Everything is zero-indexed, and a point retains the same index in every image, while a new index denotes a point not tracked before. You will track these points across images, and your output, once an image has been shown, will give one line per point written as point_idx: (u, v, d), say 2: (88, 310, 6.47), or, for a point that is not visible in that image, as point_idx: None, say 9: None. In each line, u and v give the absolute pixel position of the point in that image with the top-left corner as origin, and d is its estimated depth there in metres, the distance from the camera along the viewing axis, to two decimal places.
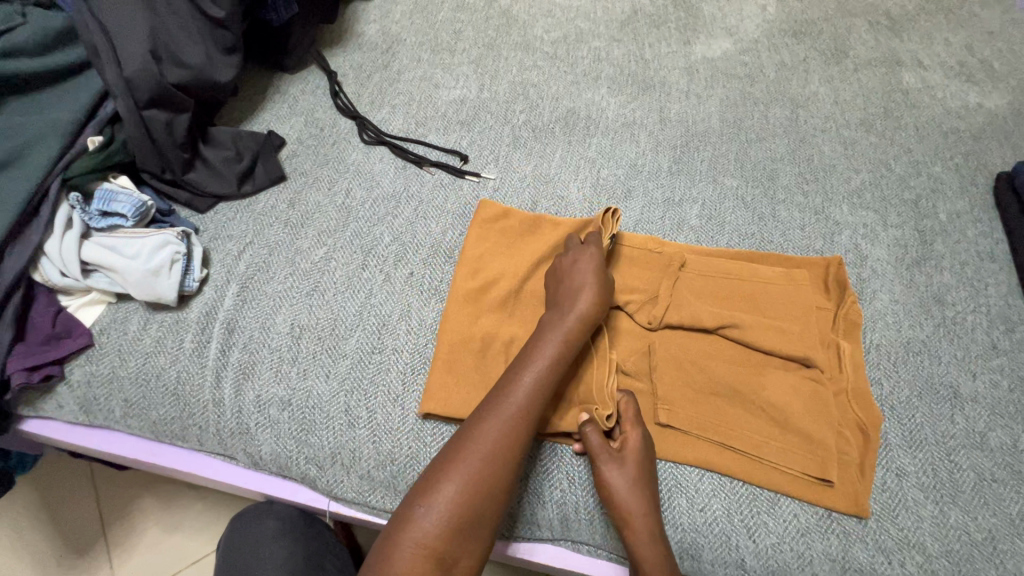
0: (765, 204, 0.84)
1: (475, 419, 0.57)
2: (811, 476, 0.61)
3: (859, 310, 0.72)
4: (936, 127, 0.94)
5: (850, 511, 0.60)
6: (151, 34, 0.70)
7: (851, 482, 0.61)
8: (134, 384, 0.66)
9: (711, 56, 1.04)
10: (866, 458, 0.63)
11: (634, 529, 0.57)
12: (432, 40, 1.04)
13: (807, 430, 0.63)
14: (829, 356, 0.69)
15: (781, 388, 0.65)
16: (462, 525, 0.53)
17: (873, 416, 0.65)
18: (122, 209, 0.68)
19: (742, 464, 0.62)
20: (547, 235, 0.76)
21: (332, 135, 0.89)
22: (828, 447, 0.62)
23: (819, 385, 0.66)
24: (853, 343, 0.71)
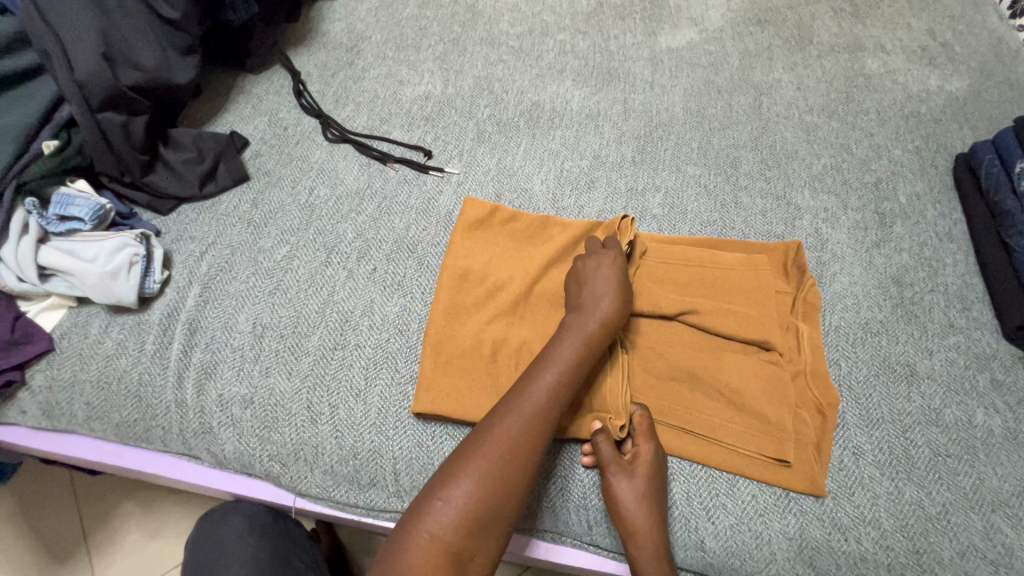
0: (727, 191, 0.85)
1: (495, 417, 0.56)
2: (768, 458, 0.62)
3: (816, 294, 0.73)
4: (898, 110, 0.95)
5: (807, 491, 0.61)
6: (103, 37, 0.70)
7: (808, 462, 0.62)
8: (96, 387, 0.66)
9: (675, 46, 1.05)
10: (822, 438, 0.64)
11: (638, 540, 0.57)
12: (397, 37, 1.04)
13: (763, 411, 0.64)
14: (788, 340, 0.70)
15: (740, 372, 0.66)
16: (485, 520, 0.52)
17: (830, 396, 0.66)
18: (78, 212, 0.68)
19: (700, 448, 0.63)
20: (558, 236, 0.75)
21: (296, 134, 0.89)
22: (785, 428, 0.63)
23: (777, 367, 0.67)
24: (812, 325, 0.72)
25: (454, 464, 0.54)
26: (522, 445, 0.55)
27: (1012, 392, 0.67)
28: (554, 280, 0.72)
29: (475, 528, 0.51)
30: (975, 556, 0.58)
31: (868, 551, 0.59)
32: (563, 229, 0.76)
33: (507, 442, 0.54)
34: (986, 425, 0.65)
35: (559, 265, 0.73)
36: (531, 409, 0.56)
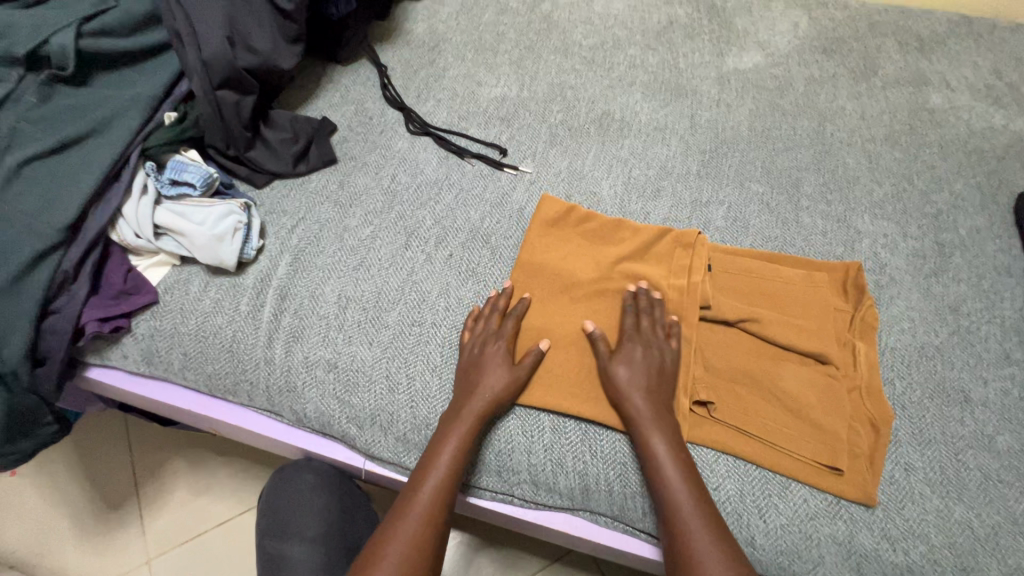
0: (789, 210, 0.87)
1: (442, 435, 0.63)
2: (821, 464, 0.64)
3: (875, 314, 0.76)
4: (961, 145, 0.97)
5: (859, 500, 0.63)
6: (228, 22, 0.76)
7: (861, 472, 0.64)
8: (193, 340, 0.72)
9: (742, 68, 1.08)
10: (875, 452, 0.66)
11: (649, 437, 0.62)
12: (475, 40, 1.09)
13: (819, 420, 0.66)
14: (845, 355, 0.72)
15: (798, 381, 0.69)
16: (444, 514, 0.60)
17: (885, 413, 0.68)
18: (191, 178, 0.74)
19: (755, 449, 0.65)
20: (628, 240, 0.79)
21: (380, 124, 0.94)
22: (840, 438, 0.65)
23: (833, 380, 0.69)
24: (869, 344, 0.74)
25: (415, 473, 0.62)
26: (466, 451, 0.63)
27: None
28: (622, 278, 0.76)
29: (435, 527, 0.59)
30: None
31: (915, 564, 0.61)
32: (634, 234, 0.80)
33: (449, 456, 0.62)
34: None
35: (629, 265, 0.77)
36: (462, 422, 0.63)
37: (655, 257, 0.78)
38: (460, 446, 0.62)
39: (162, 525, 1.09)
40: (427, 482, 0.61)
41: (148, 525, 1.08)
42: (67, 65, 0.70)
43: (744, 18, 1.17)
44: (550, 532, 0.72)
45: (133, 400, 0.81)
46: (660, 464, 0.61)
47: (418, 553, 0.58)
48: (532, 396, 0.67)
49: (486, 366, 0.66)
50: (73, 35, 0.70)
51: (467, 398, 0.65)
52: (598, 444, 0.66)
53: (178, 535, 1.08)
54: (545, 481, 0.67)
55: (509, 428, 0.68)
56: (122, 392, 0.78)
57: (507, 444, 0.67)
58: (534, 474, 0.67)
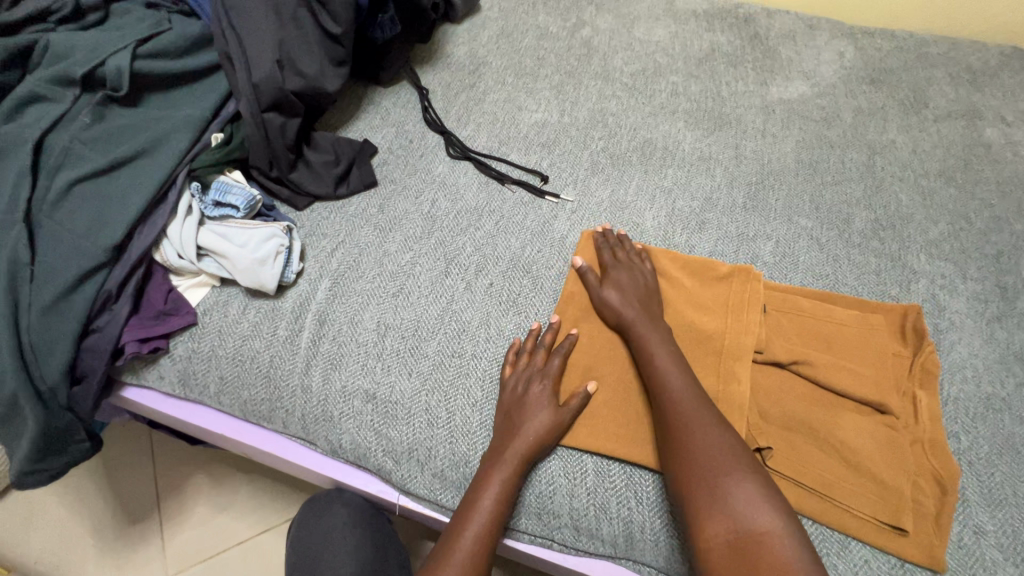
0: (840, 246, 0.84)
1: (485, 477, 0.61)
2: (884, 523, 0.61)
3: (936, 361, 0.72)
4: (1020, 183, 0.93)
5: (926, 565, 0.59)
6: (279, 46, 0.77)
7: (928, 533, 0.60)
8: (230, 363, 0.71)
9: (787, 98, 1.06)
10: (943, 511, 0.62)
11: (644, 339, 0.68)
12: (516, 65, 1.09)
13: (881, 474, 0.62)
14: (906, 405, 0.68)
15: (857, 430, 0.65)
16: (486, 563, 0.58)
17: (951, 469, 0.64)
18: (235, 200, 0.74)
19: (813, 503, 0.62)
20: (672, 274, 0.78)
21: (420, 148, 0.94)
22: (904, 495, 0.61)
23: (895, 432, 0.66)
24: (930, 393, 0.70)
25: (456, 518, 0.60)
26: (509, 496, 0.60)
27: None
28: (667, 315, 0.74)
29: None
30: None
31: None
32: (680, 271, 0.78)
33: (492, 499, 0.60)
34: None
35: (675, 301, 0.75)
36: (507, 465, 0.61)
37: (701, 294, 0.77)
38: (502, 488, 0.60)
39: (182, 544, 1.07)
40: (470, 523, 0.59)
41: (169, 542, 1.07)
42: (122, 85, 0.70)
43: (788, 47, 1.16)
44: None
45: (166, 421, 0.80)
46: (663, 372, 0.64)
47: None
48: (577, 438, 0.65)
49: (532, 407, 0.64)
50: (129, 56, 0.71)
51: (508, 436, 0.63)
52: (644, 490, 0.63)
53: (197, 554, 1.06)
54: (587, 527, 0.64)
55: (550, 469, 0.65)
56: (156, 413, 0.77)
57: (548, 487, 0.64)
58: (576, 519, 0.64)
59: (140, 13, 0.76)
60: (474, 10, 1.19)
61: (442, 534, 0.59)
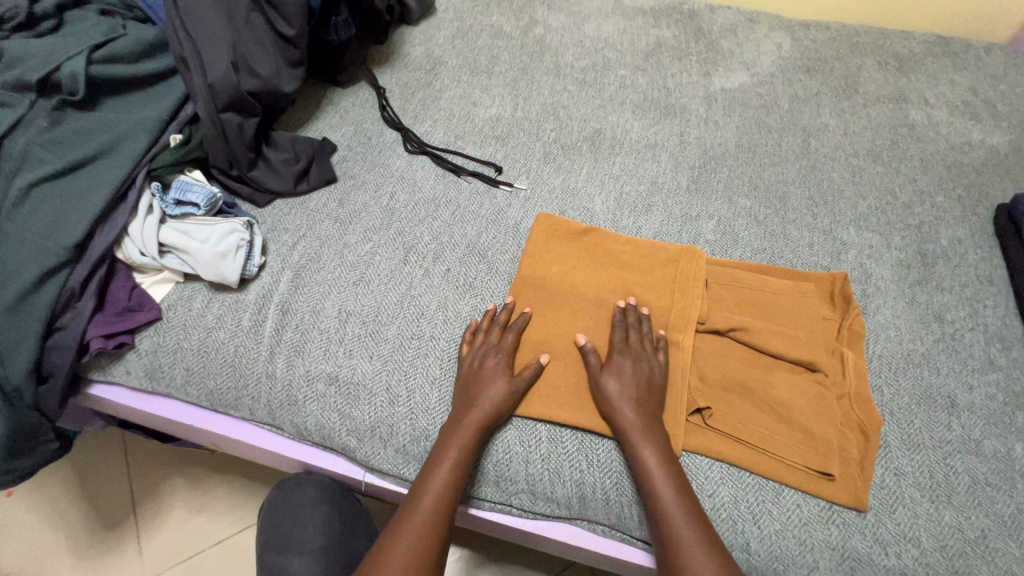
0: (776, 223, 0.90)
1: (444, 442, 0.65)
2: (812, 470, 0.66)
3: (862, 322, 0.78)
4: (941, 159, 1.01)
5: (850, 505, 0.64)
6: (232, 48, 0.79)
7: (851, 477, 0.66)
8: (196, 355, 0.73)
9: (729, 87, 1.12)
10: (866, 456, 0.67)
11: (622, 405, 0.66)
12: (471, 63, 1.13)
13: (809, 426, 0.68)
14: (833, 363, 0.74)
15: (788, 388, 0.70)
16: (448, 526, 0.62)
17: (874, 419, 0.70)
18: (196, 198, 0.76)
19: (748, 456, 0.67)
20: (628, 257, 0.82)
21: (379, 144, 0.97)
22: (830, 443, 0.67)
23: (823, 387, 0.71)
24: (857, 352, 0.76)
25: (415, 488, 0.63)
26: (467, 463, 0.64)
27: None
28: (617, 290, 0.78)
29: (435, 539, 0.60)
30: None
31: (908, 567, 0.62)
32: (629, 249, 0.83)
33: (449, 467, 0.63)
34: None
35: (624, 277, 0.79)
36: (465, 434, 0.64)
37: (651, 273, 0.80)
38: (458, 456, 0.64)
39: (159, 545, 1.08)
40: (428, 490, 0.62)
41: (146, 545, 1.08)
42: (78, 88, 0.73)
43: (730, 39, 1.22)
44: (549, 542, 0.72)
45: (135, 416, 0.82)
46: (640, 442, 0.64)
47: (420, 567, 0.58)
48: (531, 408, 0.69)
49: (485, 380, 0.67)
50: (84, 62, 0.73)
51: (464, 408, 0.66)
52: (594, 454, 0.68)
53: (176, 554, 1.07)
54: (544, 491, 0.68)
55: (506, 439, 0.69)
56: (125, 409, 0.79)
57: (505, 455, 0.68)
58: (532, 484, 0.68)
59: (93, 19, 0.78)
60: (429, 12, 1.23)
61: (402, 504, 0.62)
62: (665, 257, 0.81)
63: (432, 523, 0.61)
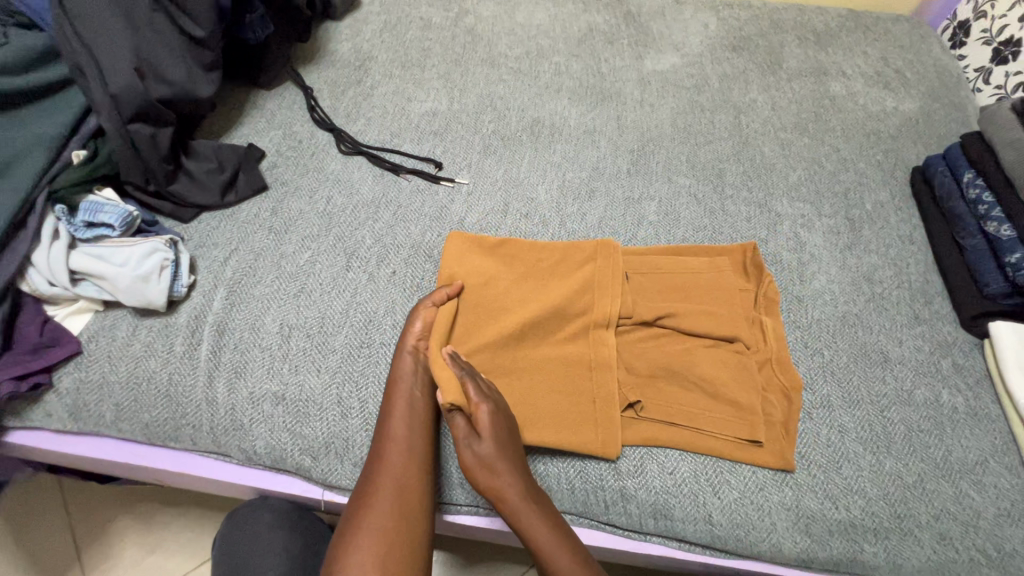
0: (715, 199, 0.92)
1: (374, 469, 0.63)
2: (742, 439, 0.68)
3: (775, 289, 0.81)
4: (860, 128, 1.06)
5: (780, 466, 0.67)
6: (135, 51, 0.73)
7: (778, 440, 0.68)
8: (125, 388, 0.68)
9: (661, 69, 1.14)
10: (789, 418, 0.70)
11: (486, 465, 0.62)
12: (402, 57, 1.10)
13: (736, 398, 0.70)
14: (754, 333, 0.77)
15: (712, 365, 0.72)
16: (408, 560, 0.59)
17: (794, 379, 0.73)
18: (108, 219, 0.70)
19: (683, 437, 0.68)
20: (544, 258, 0.80)
21: (311, 147, 0.93)
22: (754, 412, 0.69)
23: (745, 358, 0.74)
24: (774, 318, 0.79)
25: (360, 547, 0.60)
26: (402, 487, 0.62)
27: (972, 374, 0.76)
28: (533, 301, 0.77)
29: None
30: (948, 519, 0.65)
31: (857, 518, 0.65)
32: (544, 251, 0.81)
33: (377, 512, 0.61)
34: (951, 402, 0.73)
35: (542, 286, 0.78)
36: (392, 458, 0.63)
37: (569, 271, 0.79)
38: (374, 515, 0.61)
39: None
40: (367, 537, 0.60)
41: None
42: None
43: (659, 22, 1.24)
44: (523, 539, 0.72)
45: (64, 459, 0.76)
46: (518, 504, 0.61)
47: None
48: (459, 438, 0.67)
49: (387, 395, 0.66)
50: None
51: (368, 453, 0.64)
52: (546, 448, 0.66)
53: None
54: None
55: None
56: (51, 454, 0.72)
57: None
58: None
59: None
60: (354, 5, 1.18)
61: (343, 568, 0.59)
62: (582, 257, 0.79)
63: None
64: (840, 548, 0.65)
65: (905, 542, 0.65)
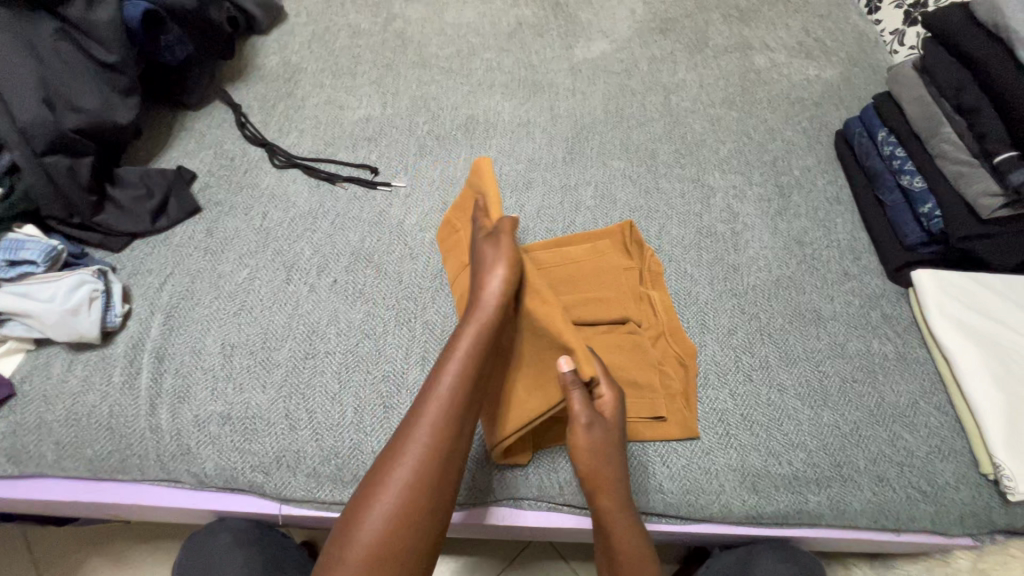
0: (650, 179, 0.95)
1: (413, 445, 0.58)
2: (647, 418, 0.70)
3: (657, 261, 0.83)
4: (785, 97, 1.10)
5: (685, 436, 0.69)
6: (42, 85, 0.72)
7: (680, 411, 0.71)
8: (64, 426, 0.66)
9: (591, 57, 1.16)
10: (687, 387, 0.73)
11: (584, 448, 0.63)
12: (332, 66, 1.09)
13: (634, 378, 0.71)
14: (643, 308, 0.78)
15: (607, 351, 0.73)
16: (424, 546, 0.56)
17: (687, 347, 0.75)
18: (31, 256, 0.69)
19: None
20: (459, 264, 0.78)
21: (243, 164, 0.92)
22: (652, 389, 0.71)
23: (638, 337, 0.75)
24: (661, 290, 0.81)
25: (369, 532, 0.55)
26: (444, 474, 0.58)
27: (899, 322, 0.80)
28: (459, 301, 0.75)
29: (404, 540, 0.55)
30: (884, 461, 0.69)
31: (799, 470, 0.68)
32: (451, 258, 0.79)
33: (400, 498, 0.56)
34: (881, 351, 0.77)
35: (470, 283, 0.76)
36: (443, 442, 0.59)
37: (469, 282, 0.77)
38: (427, 453, 0.58)
39: None
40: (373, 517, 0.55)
41: None
42: None
43: (587, 10, 1.26)
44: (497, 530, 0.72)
45: (12, 506, 0.74)
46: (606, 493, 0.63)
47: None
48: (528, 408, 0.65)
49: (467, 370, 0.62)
50: None
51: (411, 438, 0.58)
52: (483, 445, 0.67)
53: None
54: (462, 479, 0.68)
55: None
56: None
57: None
58: None
59: None
60: (280, 18, 1.17)
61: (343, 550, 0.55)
62: (467, 267, 0.78)
63: (399, 519, 0.55)
64: (787, 501, 0.67)
65: (846, 488, 0.68)
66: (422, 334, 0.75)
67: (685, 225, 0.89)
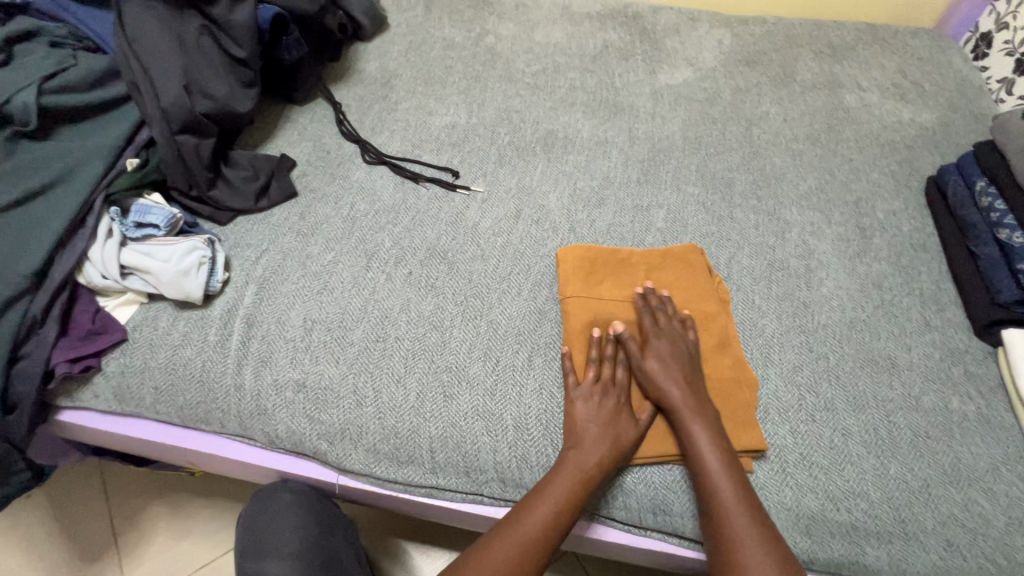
0: (724, 207, 0.94)
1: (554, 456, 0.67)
2: None
3: (727, 289, 0.83)
4: (874, 138, 1.07)
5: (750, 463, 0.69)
6: (184, 72, 0.82)
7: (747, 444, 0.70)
8: (163, 373, 0.74)
9: (673, 83, 1.17)
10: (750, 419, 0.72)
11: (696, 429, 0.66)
12: (425, 74, 1.17)
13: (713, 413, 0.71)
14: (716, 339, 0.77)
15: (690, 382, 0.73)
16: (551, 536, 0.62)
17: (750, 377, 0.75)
18: (155, 220, 0.78)
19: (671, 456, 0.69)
20: (603, 288, 0.81)
21: (337, 157, 1.00)
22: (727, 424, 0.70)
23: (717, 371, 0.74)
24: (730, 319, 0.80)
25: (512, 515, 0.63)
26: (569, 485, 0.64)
27: (984, 382, 0.76)
28: (589, 313, 0.78)
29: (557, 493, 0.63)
30: (955, 526, 0.65)
31: (859, 520, 0.65)
32: (582, 277, 0.81)
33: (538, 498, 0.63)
34: (961, 410, 0.73)
35: (613, 306, 0.79)
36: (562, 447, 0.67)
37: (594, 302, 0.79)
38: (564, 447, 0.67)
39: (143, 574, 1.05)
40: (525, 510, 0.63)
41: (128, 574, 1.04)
42: (30, 120, 0.73)
43: (673, 38, 1.28)
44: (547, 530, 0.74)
45: (109, 440, 0.83)
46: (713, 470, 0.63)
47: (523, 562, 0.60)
48: None
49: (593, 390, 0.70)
50: (36, 93, 0.73)
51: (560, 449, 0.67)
52: (534, 446, 0.69)
53: None
54: (512, 477, 0.70)
55: (474, 430, 0.70)
56: (98, 433, 0.79)
57: (473, 446, 0.70)
58: (501, 472, 0.70)
59: (43, 52, 0.78)
60: (382, 27, 1.26)
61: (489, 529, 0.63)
62: (579, 286, 0.80)
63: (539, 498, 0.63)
64: (841, 550, 0.65)
65: (909, 547, 0.64)
66: (486, 332, 0.78)
67: (756, 256, 0.88)
